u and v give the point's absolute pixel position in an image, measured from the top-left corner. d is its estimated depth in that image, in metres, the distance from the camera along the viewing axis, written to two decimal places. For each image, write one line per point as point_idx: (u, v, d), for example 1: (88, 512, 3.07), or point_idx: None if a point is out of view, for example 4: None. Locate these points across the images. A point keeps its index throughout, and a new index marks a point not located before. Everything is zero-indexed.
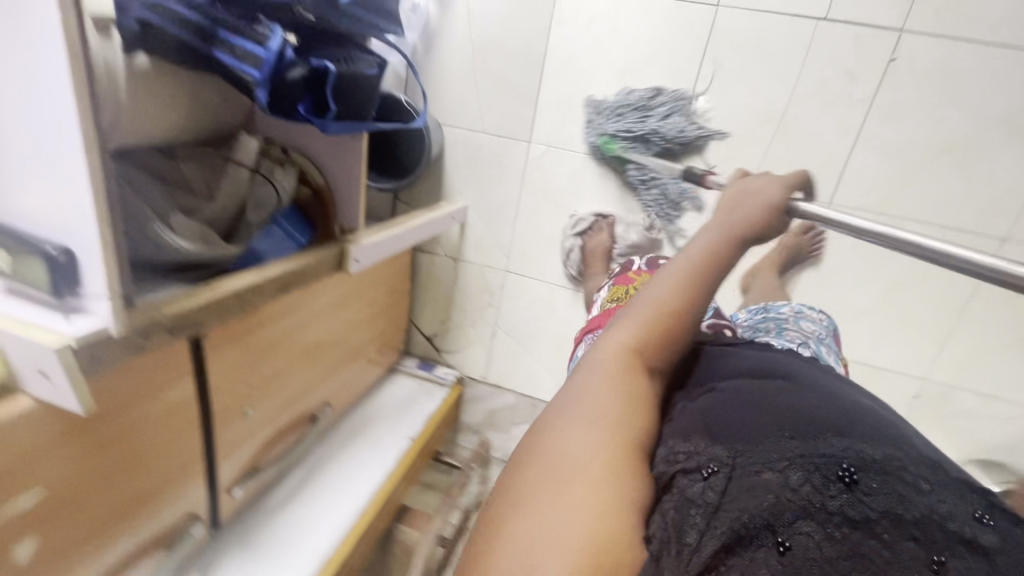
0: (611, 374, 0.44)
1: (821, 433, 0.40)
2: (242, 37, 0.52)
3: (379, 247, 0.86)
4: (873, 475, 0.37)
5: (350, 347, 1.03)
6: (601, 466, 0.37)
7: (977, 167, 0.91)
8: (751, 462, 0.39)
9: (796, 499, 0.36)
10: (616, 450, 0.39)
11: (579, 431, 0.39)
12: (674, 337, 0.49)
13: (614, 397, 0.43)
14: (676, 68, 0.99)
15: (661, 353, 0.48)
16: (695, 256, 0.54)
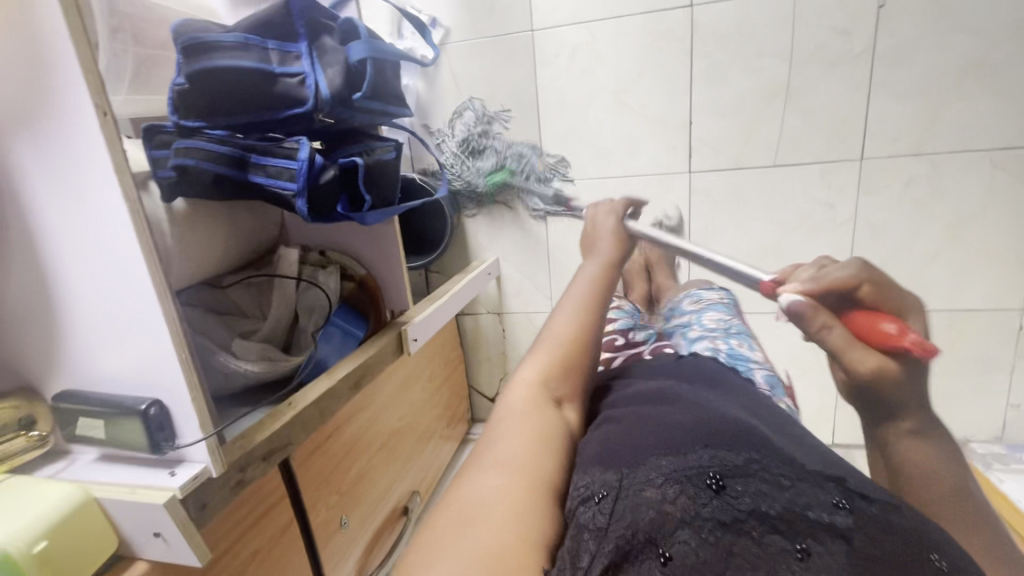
0: (517, 415, 0.44)
1: (682, 447, 0.40)
2: (273, 155, 0.54)
3: (431, 321, 0.85)
4: (736, 478, 0.37)
5: (421, 429, 1.00)
6: (509, 507, 0.34)
7: (1004, 82, 0.88)
8: (633, 481, 0.37)
9: (674, 510, 0.34)
10: (522, 483, 0.37)
11: (484, 473, 0.37)
12: (571, 374, 0.50)
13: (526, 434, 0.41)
14: (668, 75, 1.00)
15: (562, 390, 0.49)
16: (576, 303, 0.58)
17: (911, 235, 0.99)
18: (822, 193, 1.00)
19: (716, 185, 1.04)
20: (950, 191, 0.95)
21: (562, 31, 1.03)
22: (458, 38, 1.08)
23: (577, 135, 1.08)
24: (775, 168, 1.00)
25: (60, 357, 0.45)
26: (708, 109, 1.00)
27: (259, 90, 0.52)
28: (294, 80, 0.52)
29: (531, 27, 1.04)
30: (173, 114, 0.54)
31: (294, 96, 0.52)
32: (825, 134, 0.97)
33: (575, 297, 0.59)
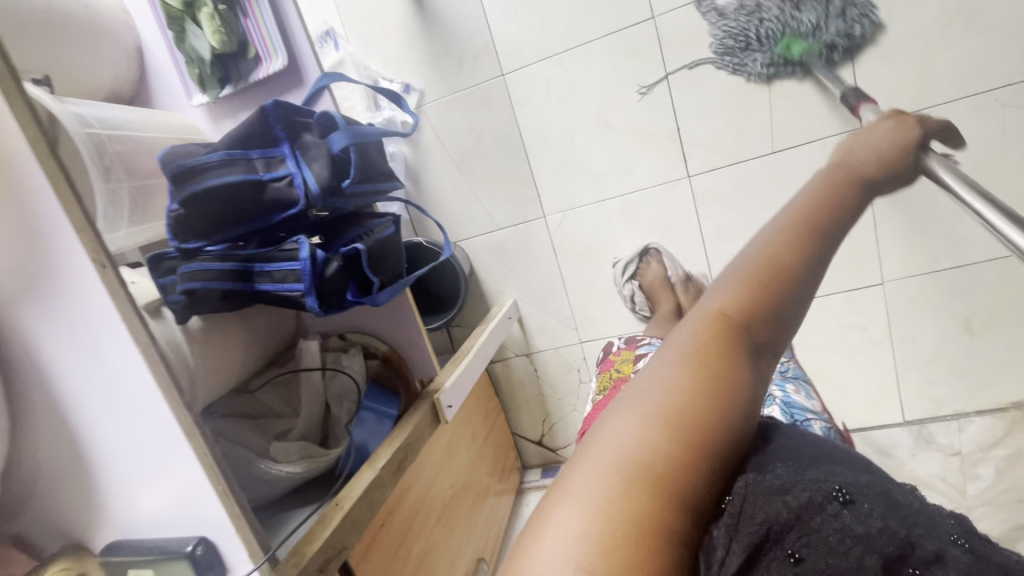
0: (701, 348, 0.34)
1: (812, 453, 0.35)
2: (276, 260, 0.54)
3: (462, 382, 0.83)
4: (870, 498, 0.33)
5: (475, 491, 0.97)
6: (657, 463, 0.28)
7: (989, 22, 0.86)
8: (766, 482, 0.33)
9: (802, 517, 0.32)
10: (671, 443, 0.29)
11: (632, 416, 0.31)
12: (777, 311, 0.36)
13: (694, 379, 0.32)
14: (646, 87, 1.00)
15: (761, 332, 0.36)
16: (803, 211, 0.42)
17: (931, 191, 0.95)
18: None
19: (719, 183, 1.02)
20: (962, 138, 0.91)
21: (531, 68, 1.04)
22: (433, 97, 1.10)
23: (569, 163, 1.08)
24: (774, 154, 0.98)
25: (98, 510, 0.44)
26: (693, 111, 0.99)
27: (251, 199, 0.53)
28: (282, 182, 0.53)
29: (500, 72, 1.06)
30: (174, 241, 0.55)
31: (286, 198, 0.53)
32: (820, 108, 0.94)
33: (795, 209, 0.43)
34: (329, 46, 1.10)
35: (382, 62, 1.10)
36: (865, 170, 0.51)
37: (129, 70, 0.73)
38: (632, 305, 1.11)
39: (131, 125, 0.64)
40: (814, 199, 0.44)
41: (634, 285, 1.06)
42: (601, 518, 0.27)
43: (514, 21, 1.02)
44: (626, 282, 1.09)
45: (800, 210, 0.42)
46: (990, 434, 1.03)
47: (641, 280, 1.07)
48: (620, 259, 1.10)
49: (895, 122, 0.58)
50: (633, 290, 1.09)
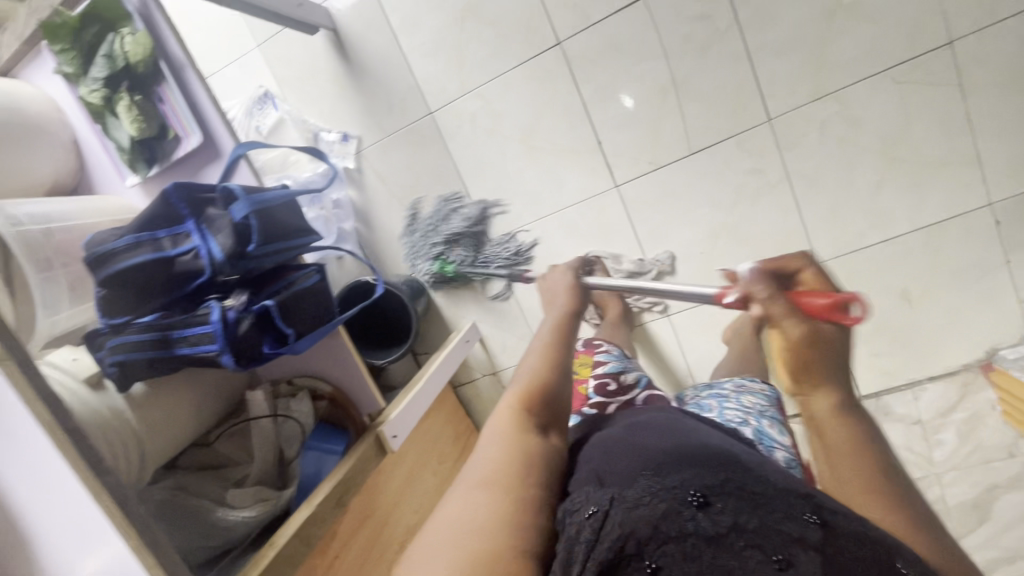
0: (502, 440, 0.50)
1: (670, 467, 0.44)
2: (191, 325, 0.58)
3: (410, 411, 0.87)
4: (719, 500, 0.40)
5: (444, 514, 1.01)
6: (479, 527, 0.41)
7: (874, 7, 0.89)
8: (625, 498, 0.41)
9: (661, 525, 0.39)
10: (495, 509, 0.42)
11: (464, 502, 0.43)
12: (551, 406, 0.54)
13: (503, 464, 0.47)
14: (563, 107, 1.04)
15: (541, 418, 0.53)
16: (552, 346, 0.62)
17: (847, 172, 0.98)
18: (746, 161, 1.00)
19: (645, 189, 1.06)
20: (867, 118, 0.95)
21: (456, 103, 1.09)
22: (370, 141, 1.16)
23: (503, 188, 1.13)
24: (692, 155, 1.02)
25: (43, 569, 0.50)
26: (611, 124, 1.03)
27: (163, 274, 0.58)
28: (189, 256, 0.58)
29: (428, 110, 1.11)
30: (103, 319, 0.60)
31: (194, 269, 0.59)
32: (725, 108, 0.98)
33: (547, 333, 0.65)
34: (268, 107, 1.17)
35: (318, 115, 1.16)
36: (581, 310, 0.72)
37: (67, 162, 0.80)
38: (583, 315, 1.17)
39: (64, 215, 0.70)
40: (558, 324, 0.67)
41: None
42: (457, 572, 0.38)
43: (432, 62, 1.08)
44: None
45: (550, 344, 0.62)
46: (946, 398, 1.04)
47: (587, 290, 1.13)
48: None
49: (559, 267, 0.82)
50: None
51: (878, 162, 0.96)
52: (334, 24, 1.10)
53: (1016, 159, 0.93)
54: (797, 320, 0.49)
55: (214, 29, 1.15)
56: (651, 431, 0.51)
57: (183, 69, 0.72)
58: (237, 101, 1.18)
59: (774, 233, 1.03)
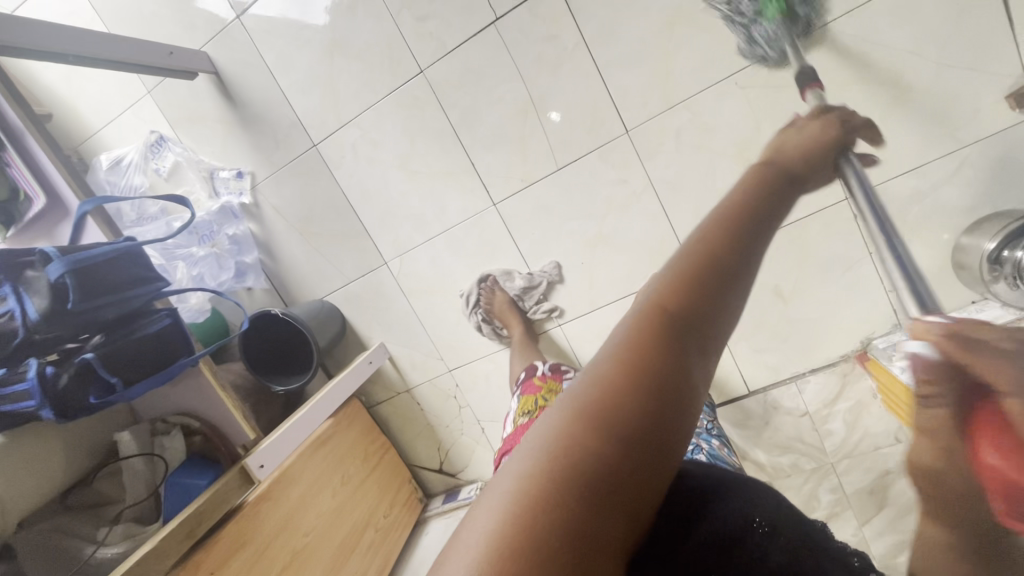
0: (635, 338, 0.38)
1: (744, 487, 0.40)
2: (11, 382, 0.62)
3: (283, 440, 0.90)
4: (789, 530, 0.38)
5: (344, 532, 1.04)
6: (579, 453, 0.32)
7: (708, 16, 0.92)
8: (694, 514, 0.37)
9: (728, 547, 0.36)
10: (598, 432, 0.32)
11: (565, 415, 0.34)
12: (712, 309, 0.41)
13: (630, 373, 0.35)
14: (435, 132, 1.08)
15: (698, 319, 0.40)
16: (732, 234, 0.46)
17: (707, 175, 1.01)
18: (611, 173, 1.03)
19: (521, 205, 1.09)
20: (717, 124, 0.97)
21: (337, 134, 1.13)
22: (263, 176, 1.20)
23: (392, 212, 1.16)
24: (560, 170, 1.05)
25: None
26: (482, 146, 1.07)
27: None
28: (4, 318, 0.63)
29: (312, 142, 1.15)
30: None
31: (7, 329, 0.62)
32: (584, 124, 1.01)
33: (716, 216, 0.49)
34: (164, 150, 1.21)
35: (214, 155, 1.21)
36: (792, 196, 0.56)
37: None
38: (483, 332, 1.17)
39: None
40: (738, 206, 0.50)
41: (477, 315, 1.12)
42: (555, 493, 0.30)
43: (310, 98, 1.12)
44: (473, 312, 1.15)
45: (730, 230, 0.47)
46: (828, 389, 1.06)
47: (486, 308, 1.14)
48: (465, 291, 1.17)
49: (817, 128, 0.66)
50: (480, 319, 1.15)
51: (734, 165, 0.99)
52: (215, 67, 1.15)
53: None
54: (941, 445, 0.39)
55: (108, 80, 1.21)
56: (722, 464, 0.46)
57: (23, 135, 0.76)
58: (133, 146, 1.22)
59: (647, 240, 1.06)
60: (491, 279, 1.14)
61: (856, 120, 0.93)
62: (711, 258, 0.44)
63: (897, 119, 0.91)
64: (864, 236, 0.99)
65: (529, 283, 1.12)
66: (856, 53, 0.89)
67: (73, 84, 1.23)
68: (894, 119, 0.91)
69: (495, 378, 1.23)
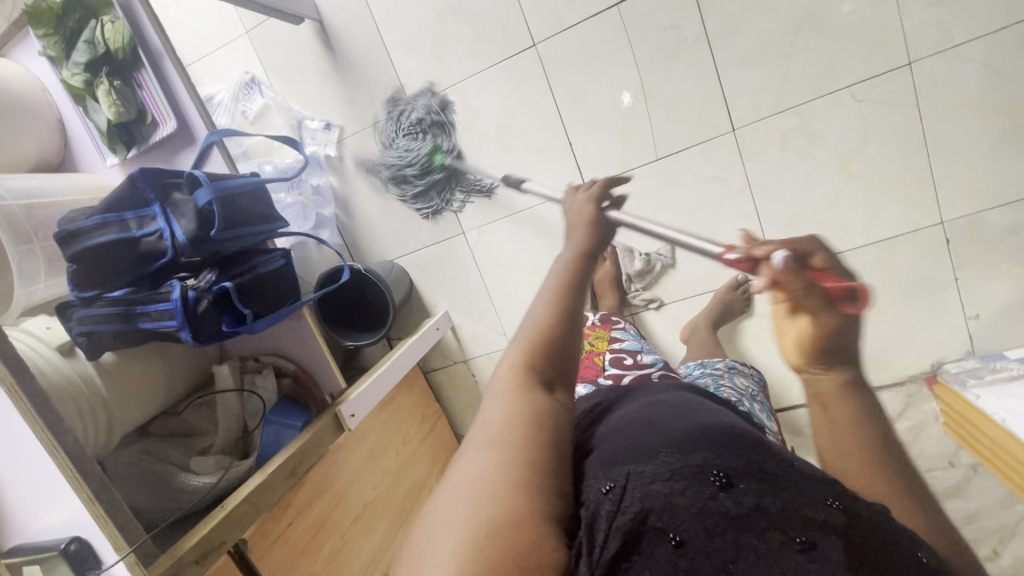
0: (506, 392, 0.41)
1: (702, 441, 0.41)
2: (154, 301, 0.64)
3: (369, 393, 0.92)
4: (747, 477, 0.37)
5: (403, 491, 1.06)
6: (486, 504, 0.33)
7: (835, 25, 0.92)
8: (642, 473, 0.38)
9: (681, 499, 0.36)
10: (496, 473, 0.35)
11: (462, 466, 0.36)
12: (565, 344, 0.46)
13: (509, 419, 0.39)
14: (536, 109, 1.08)
15: (555, 367, 0.44)
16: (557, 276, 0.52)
17: (808, 183, 1.01)
18: (710, 169, 1.04)
19: (612, 192, 1.10)
20: (826, 133, 0.98)
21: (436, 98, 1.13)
22: (352, 131, 1.20)
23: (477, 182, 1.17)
24: (659, 160, 1.05)
25: (10, 515, 0.54)
26: (581, 127, 1.07)
27: (130, 253, 0.62)
28: (152, 237, 0.63)
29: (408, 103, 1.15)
30: (74, 290, 0.64)
31: (156, 249, 0.63)
32: (691, 117, 1.01)
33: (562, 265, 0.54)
34: (255, 93, 1.20)
35: (304, 103, 1.20)
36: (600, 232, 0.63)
37: (52, 139, 0.84)
38: None
39: (44, 191, 0.75)
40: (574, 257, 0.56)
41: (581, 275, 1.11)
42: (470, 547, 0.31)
43: (413, 58, 1.11)
44: None
45: (557, 272, 0.53)
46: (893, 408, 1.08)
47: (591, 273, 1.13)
48: None
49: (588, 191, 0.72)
50: None
51: (835, 176, 1.00)
52: (320, 16, 1.14)
53: (971, 181, 0.95)
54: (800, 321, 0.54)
55: (208, 16, 1.20)
56: (690, 410, 0.47)
57: (160, 57, 0.75)
58: (224, 85, 1.22)
59: (736, 241, 1.07)
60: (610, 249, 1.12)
61: (973, 142, 0.93)
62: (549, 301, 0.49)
63: (1012, 150, 0.91)
64: (955, 262, 0.99)
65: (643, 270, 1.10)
66: (980, 79, 0.90)
67: (171, 16, 1.22)
68: (1009, 149, 0.92)
69: None
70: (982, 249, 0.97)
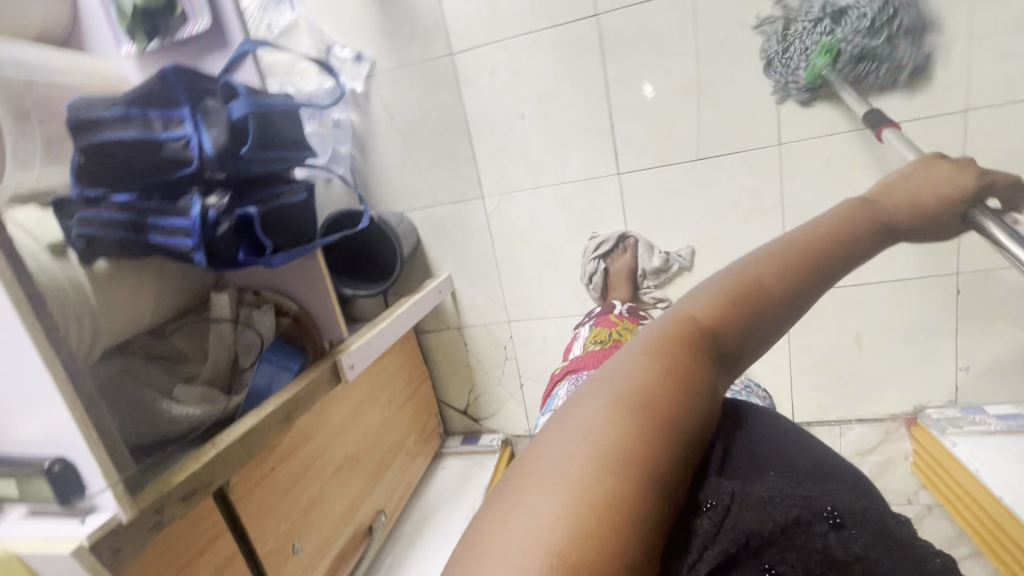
0: (673, 345, 0.36)
1: (805, 476, 0.39)
2: (168, 216, 0.58)
3: (370, 347, 0.89)
4: (858, 524, 0.36)
5: (382, 449, 1.04)
6: (619, 454, 0.29)
7: (904, 57, 0.90)
8: (748, 496, 0.37)
9: (788, 535, 0.35)
10: (638, 429, 0.30)
11: (598, 401, 0.33)
12: (760, 318, 0.39)
13: (665, 378, 0.34)
14: (585, 81, 1.03)
15: (733, 343, 0.38)
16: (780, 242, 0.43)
17: None
18: (747, 179, 1.02)
19: (645, 184, 1.07)
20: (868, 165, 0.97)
21: (481, 51, 1.06)
22: (385, 68, 1.12)
23: (507, 148, 1.12)
24: (698, 161, 1.03)
25: None
26: (628, 111, 1.03)
27: (151, 156, 0.57)
28: (178, 143, 0.57)
29: (450, 51, 1.08)
30: (73, 186, 0.56)
31: (181, 158, 0.57)
32: (741, 123, 0.99)
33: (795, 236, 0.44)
34: (284, 5, 1.11)
35: (336, 29, 1.12)
36: (893, 215, 0.49)
37: (62, 13, 0.75)
38: (588, 284, 1.11)
39: (53, 70, 0.67)
40: (824, 229, 0.45)
41: (601, 262, 1.06)
42: (596, 496, 0.27)
43: (465, 3, 1.04)
44: (594, 258, 1.09)
45: (779, 243, 0.43)
46: (868, 440, 1.12)
47: (609, 263, 1.08)
48: (598, 235, 1.11)
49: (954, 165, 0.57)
50: (596, 269, 1.08)
51: None
52: None
53: None
54: None
55: None
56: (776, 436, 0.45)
57: None
58: None
59: None
60: (630, 242, 1.09)
61: None
62: (755, 261, 0.41)
63: None
64: (959, 314, 1.02)
65: (662, 268, 1.06)
66: None
67: None
68: None
69: (552, 340, 1.23)
70: (988, 306, 1.00)
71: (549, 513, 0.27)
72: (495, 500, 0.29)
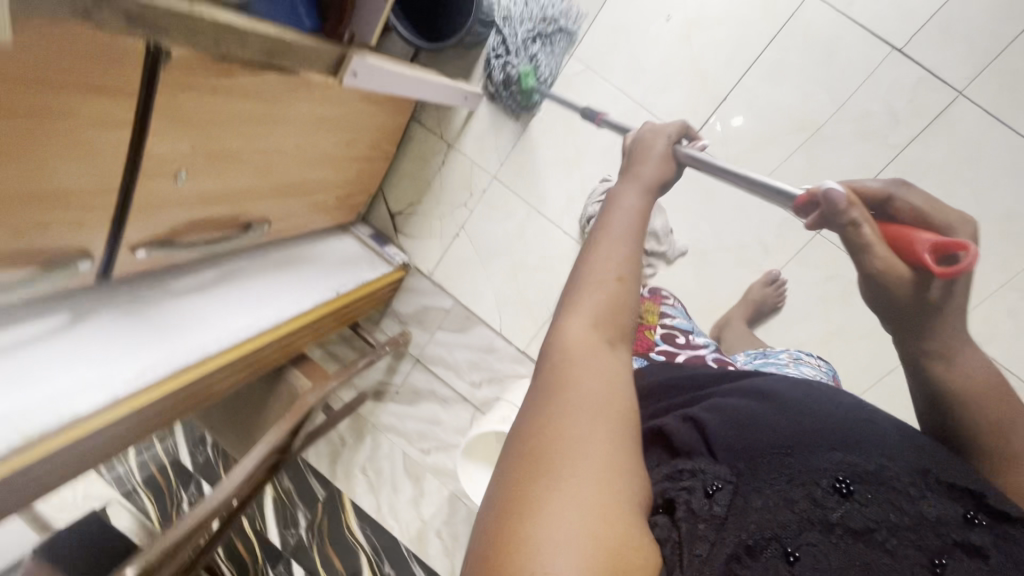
0: (580, 358, 0.39)
1: (818, 441, 0.41)
2: None
3: (383, 75, 0.80)
4: (864, 489, 0.40)
5: (308, 177, 0.95)
6: (595, 474, 0.33)
7: None
8: (753, 477, 0.39)
9: (807, 512, 0.38)
10: (595, 445, 0.34)
11: (562, 417, 0.35)
12: (622, 301, 0.43)
13: (585, 386, 0.37)
14: (743, 39, 0.95)
15: (614, 325, 0.42)
16: (623, 222, 0.47)
17: (799, 317, 1.04)
18: (767, 236, 1.03)
19: (701, 169, 1.03)
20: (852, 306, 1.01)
21: None
22: None
23: (630, 33, 1.02)
24: None
25: None
26: (748, 99, 0.97)
27: None
28: None
29: None
30: None
31: None
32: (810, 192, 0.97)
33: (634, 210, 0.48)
34: None
35: None
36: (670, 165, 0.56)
37: None
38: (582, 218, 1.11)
39: None
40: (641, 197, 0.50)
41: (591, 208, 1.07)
42: (595, 526, 0.30)
43: None
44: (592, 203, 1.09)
45: (614, 219, 0.47)
46: None
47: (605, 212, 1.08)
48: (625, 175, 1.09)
49: (660, 125, 0.59)
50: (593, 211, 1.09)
51: (816, 337, 1.04)
52: None
53: None
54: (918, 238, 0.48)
55: None
56: (785, 399, 0.45)
57: None
58: None
59: (716, 297, 1.09)
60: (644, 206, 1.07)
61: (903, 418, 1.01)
62: (624, 255, 0.45)
63: None
64: None
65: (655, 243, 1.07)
66: None
67: None
68: None
69: (513, 223, 1.21)
70: None
71: (562, 556, 0.29)
72: (498, 563, 0.30)
